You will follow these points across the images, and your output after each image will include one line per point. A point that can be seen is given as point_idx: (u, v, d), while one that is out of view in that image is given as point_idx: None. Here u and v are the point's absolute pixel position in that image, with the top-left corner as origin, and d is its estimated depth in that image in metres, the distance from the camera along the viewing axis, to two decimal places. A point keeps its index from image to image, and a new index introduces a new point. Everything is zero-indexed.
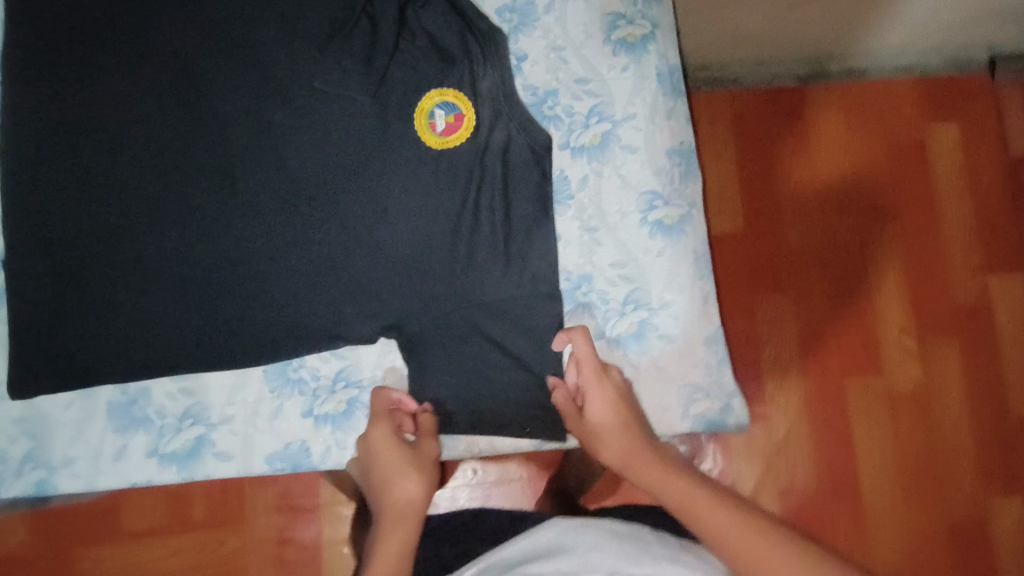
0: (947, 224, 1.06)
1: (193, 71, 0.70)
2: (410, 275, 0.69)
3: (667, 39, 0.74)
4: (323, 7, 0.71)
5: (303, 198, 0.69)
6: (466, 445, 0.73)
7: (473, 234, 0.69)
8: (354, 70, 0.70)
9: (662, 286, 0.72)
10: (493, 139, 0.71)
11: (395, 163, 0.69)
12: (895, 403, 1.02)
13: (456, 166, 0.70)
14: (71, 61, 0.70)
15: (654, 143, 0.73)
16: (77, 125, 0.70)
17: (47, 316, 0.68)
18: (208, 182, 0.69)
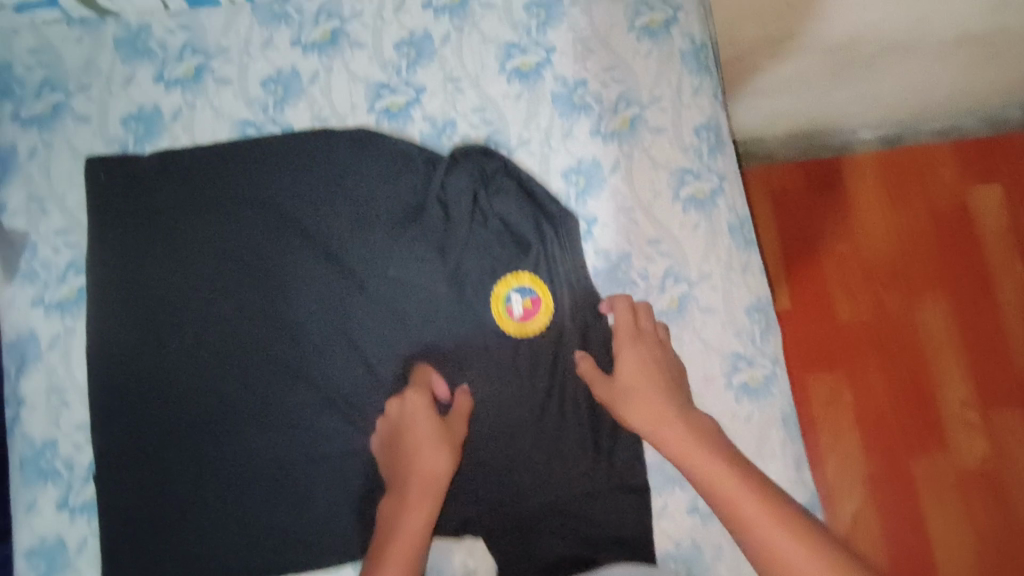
0: (998, 284, 1.12)
1: (272, 263, 0.72)
2: (497, 464, 0.68)
3: (735, 192, 0.75)
4: (393, 193, 0.73)
5: (384, 390, 0.69)
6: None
7: (562, 425, 0.69)
8: (424, 261, 0.71)
9: (755, 453, 0.69)
10: (572, 323, 0.71)
11: (476, 350, 0.70)
12: (964, 485, 1.04)
13: (539, 354, 0.70)
14: (155, 261, 0.72)
15: (734, 301, 0.72)
16: (161, 325, 0.71)
17: (139, 528, 0.67)
18: (295, 373, 0.70)
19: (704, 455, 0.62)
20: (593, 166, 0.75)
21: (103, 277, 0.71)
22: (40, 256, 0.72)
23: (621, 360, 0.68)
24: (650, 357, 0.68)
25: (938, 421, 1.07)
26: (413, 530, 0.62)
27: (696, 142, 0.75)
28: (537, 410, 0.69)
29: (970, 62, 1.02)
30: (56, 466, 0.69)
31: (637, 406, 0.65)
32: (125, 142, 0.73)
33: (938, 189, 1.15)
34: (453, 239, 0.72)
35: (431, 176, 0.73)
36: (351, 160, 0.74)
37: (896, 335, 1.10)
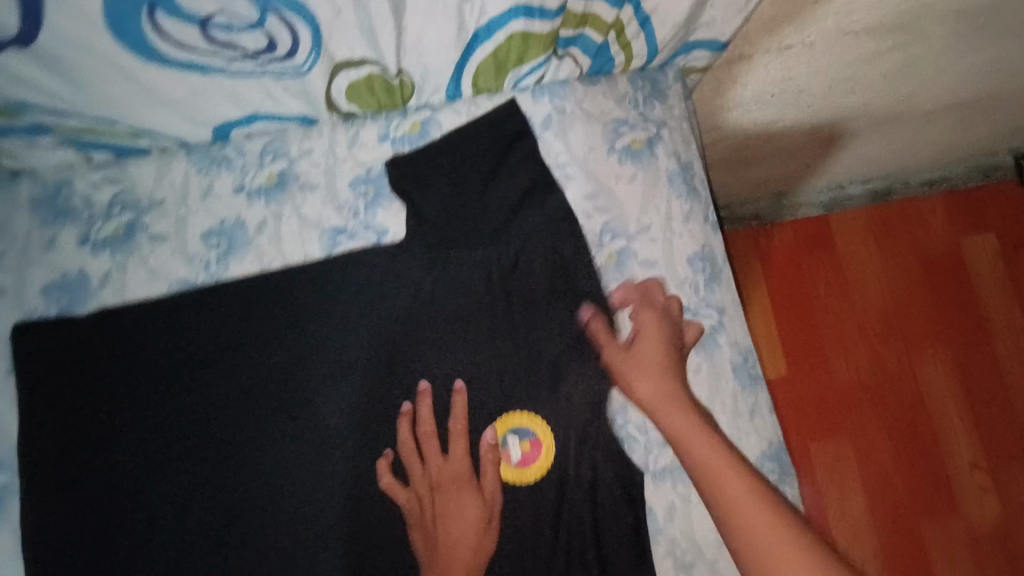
0: (1001, 337, 1.26)
1: (239, 423, 0.65)
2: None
3: (737, 327, 0.68)
4: (356, 332, 0.67)
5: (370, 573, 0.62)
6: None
7: None
8: (413, 350, 0.67)
9: None
10: (578, 475, 0.64)
11: (468, 512, 0.63)
12: (978, 543, 1.16)
13: (537, 505, 0.63)
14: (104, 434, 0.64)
15: (744, 454, 0.65)
16: (114, 510, 0.63)
17: None
18: (275, 551, 0.63)
19: (699, 440, 0.62)
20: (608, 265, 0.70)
21: (25, 458, 0.63)
22: None
23: (671, 424, 0.64)
24: (660, 342, 0.66)
25: (948, 480, 1.19)
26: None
27: (691, 274, 0.69)
28: (507, 521, 0.63)
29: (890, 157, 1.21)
30: None
31: (700, 450, 0.62)
32: (46, 314, 0.65)
33: (928, 242, 1.32)
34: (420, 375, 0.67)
35: (405, 309, 0.68)
36: (308, 317, 0.67)
37: (896, 386, 1.26)
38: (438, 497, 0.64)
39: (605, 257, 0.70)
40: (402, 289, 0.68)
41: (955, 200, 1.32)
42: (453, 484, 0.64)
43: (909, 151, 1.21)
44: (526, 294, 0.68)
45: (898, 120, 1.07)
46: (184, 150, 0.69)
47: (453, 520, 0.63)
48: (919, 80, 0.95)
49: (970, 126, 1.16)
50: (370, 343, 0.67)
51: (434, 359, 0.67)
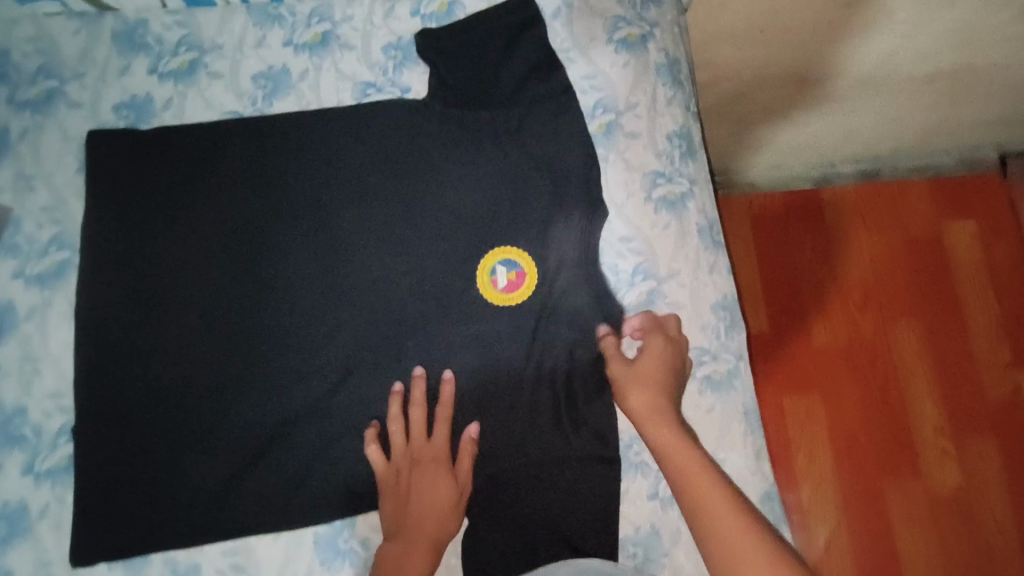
0: (969, 318, 1.30)
1: (264, 233, 0.75)
2: (477, 430, 0.72)
3: (705, 197, 0.79)
4: (373, 166, 0.77)
5: (372, 364, 0.73)
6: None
7: (535, 393, 0.73)
8: (415, 190, 0.77)
9: (714, 444, 0.73)
10: (556, 303, 0.75)
11: (458, 323, 0.74)
12: (936, 507, 1.20)
13: (520, 323, 0.74)
14: (150, 230, 0.74)
15: (700, 300, 0.75)
16: (153, 293, 0.73)
17: (120, 480, 0.70)
18: (287, 343, 0.73)
19: (717, 502, 0.60)
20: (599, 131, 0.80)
21: (79, 243, 0.74)
22: (24, 230, 0.74)
23: (670, 444, 0.65)
24: (659, 365, 0.70)
25: (910, 440, 1.24)
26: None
27: (669, 148, 0.79)
28: (493, 334, 0.74)
29: (887, 133, 1.25)
30: (24, 432, 0.70)
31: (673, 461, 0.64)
32: (115, 126, 0.77)
33: (908, 223, 1.35)
34: (417, 220, 0.76)
35: (416, 151, 0.78)
36: (332, 147, 0.77)
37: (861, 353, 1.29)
38: (414, 473, 0.70)
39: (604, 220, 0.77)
40: (416, 136, 0.78)
41: (942, 185, 1.35)
42: (432, 462, 0.70)
43: (905, 129, 1.24)
44: (508, 334, 0.74)
45: (898, 85, 1.11)
46: (246, 6, 0.81)
47: (427, 517, 0.68)
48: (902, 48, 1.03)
49: (967, 108, 1.20)
50: (386, 177, 0.77)
51: (438, 196, 0.77)
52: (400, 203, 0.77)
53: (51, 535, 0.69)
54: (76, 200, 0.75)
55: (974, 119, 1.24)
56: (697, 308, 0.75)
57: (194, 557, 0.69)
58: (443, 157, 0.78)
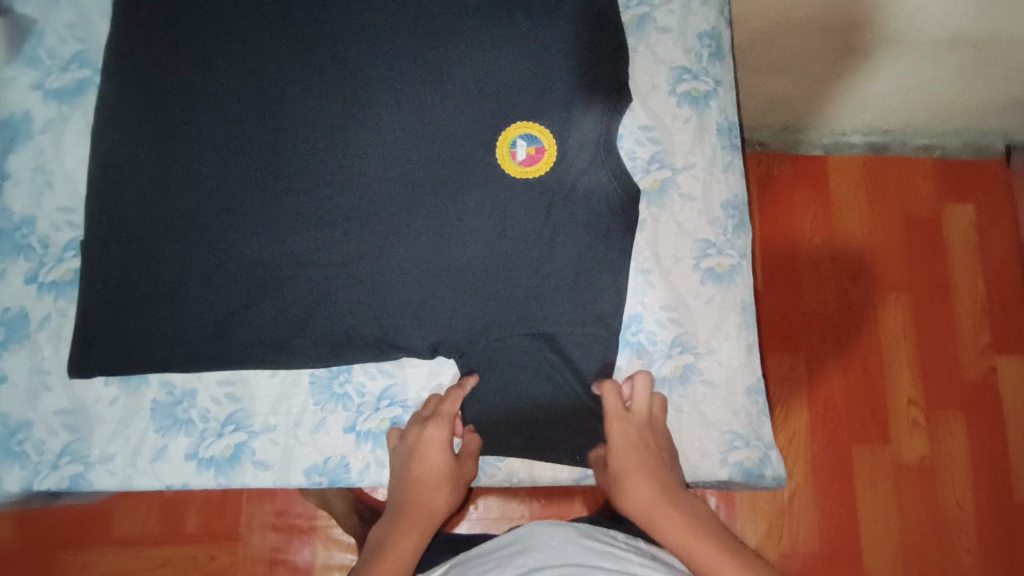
0: (958, 297, 1.29)
1: (287, 76, 0.75)
2: (481, 294, 0.73)
3: (727, 98, 0.79)
4: (406, 28, 0.77)
5: (382, 218, 0.73)
6: (506, 471, 0.73)
7: (544, 266, 0.73)
8: (445, 55, 0.77)
9: (709, 333, 0.73)
10: (570, 180, 0.75)
11: (473, 188, 0.75)
12: (900, 475, 1.20)
13: (533, 196, 0.75)
14: (174, 56, 0.74)
15: (711, 195, 0.76)
16: (173, 119, 0.73)
17: (124, 295, 0.70)
18: (300, 186, 0.74)
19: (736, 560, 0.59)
20: (634, 23, 0.81)
21: (104, 61, 0.74)
22: (46, 44, 0.74)
23: (677, 533, 0.61)
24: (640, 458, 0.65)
25: (883, 409, 1.23)
26: (403, 552, 0.63)
27: (698, 46, 0.80)
28: (504, 204, 0.75)
29: (915, 107, 1.21)
30: (31, 242, 0.70)
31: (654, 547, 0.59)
32: None
33: (909, 198, 1.33)
34: (443, 82, 0.76)
35: (448, 20, 0.78)
36: (366, 2, 0.77)
37: (847, 319, 1.27)
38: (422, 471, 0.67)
39: (629, 109, 0.78)
40: (451, 6, 0.78)
41: (944, 166, 1.34)
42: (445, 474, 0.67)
43: (930, 103, 1.20)
44: (528, 264, 0.73)
45: (940, 56, 1.06)
46: None
47: (420, 505, 0.66)
48: (918, 22, 0.99)
49: (997, 91, 1.17)
50: (414, 44, 0.77)
51: (467, 63, 0.77)
52: (429, 65, 0.77)
53: (47, 345, 0.69)
54: (101, 21, 0.75)
55: (999, 105, 1.21)
56: (707, 202, 0.76)
57: (191, 383, 0.70)
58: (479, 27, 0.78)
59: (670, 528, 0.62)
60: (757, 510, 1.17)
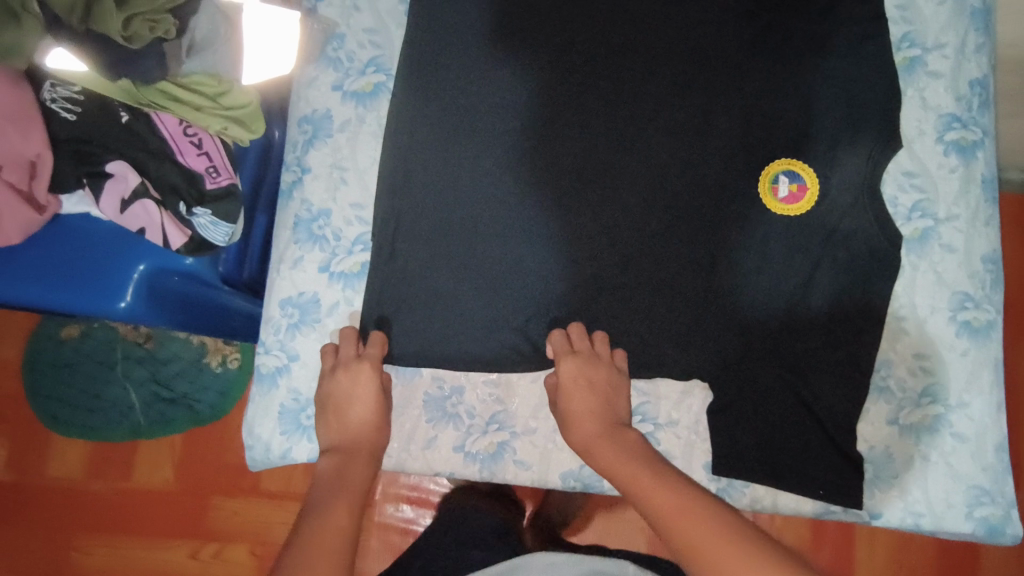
0: None
1: (560, 92, 0.78)
2: (735, 321, 0.75)
3: (992, 150, 0.79)
4: (678, 54, 0.79)
5: (643, 239, 0.76)
6: (753, 497, 0.76)
7: (800, 302, 0.75)
8: (713, 83, 0.79)
9: (961, 387, 0.74)
10: (831, 219, 0.76)
11: (735, 219, 0.77)
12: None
13: (793, 233, 0.76)
14: (461, 64, 0.78)
15: (972, 248, 0.76)
16: (456, 126, 0.77)
17: (404, 292, 0.74)
18: (568, 198, 0.77)
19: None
20: (908, 66, 0.80)
21: (399, 66, 0.78)
22: (346, 46, 0.78)
23: (668, 504, 0.60)
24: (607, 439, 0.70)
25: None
26: (358, 483, 0.64)
27: (969, 94, 0.79)
28: (762, 237, 0.77)
29: None
30: (325, 233, 0.75)
31: (685, 527, 0.57)
32: None
33: None
34: (706, 110, 0.79)
35: (718, 47, 0.80)
36: (641, 26, 0.80)
37: None
38: (580, 375, 0.71)
39: (897, 154, 0.78)
40: (722, 33, 0.80)
41: None
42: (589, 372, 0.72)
43: None
44: (784, 296, 0.75)
45: None
46: None
47: (581, 405, 0.72)
48: None
49: None
50: (687, 73, 0.79)
51: (734, 93, 0.79)
52: (696, 91, 0.79)
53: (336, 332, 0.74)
54: (395, 28, 0.79)
55: None
56: (966, 255, 0.76)
57: (459, 380, 0.75)
58: (750, 61, 0.80)
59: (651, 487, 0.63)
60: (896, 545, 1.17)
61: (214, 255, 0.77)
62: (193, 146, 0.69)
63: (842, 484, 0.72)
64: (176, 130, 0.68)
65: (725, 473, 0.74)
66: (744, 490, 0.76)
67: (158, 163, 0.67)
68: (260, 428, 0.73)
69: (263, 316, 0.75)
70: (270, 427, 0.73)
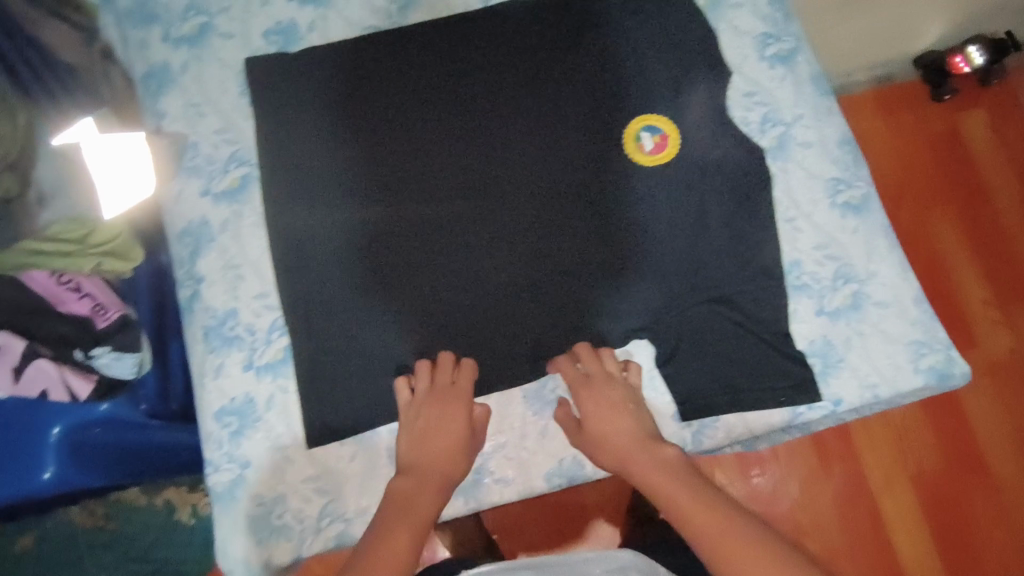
0: (996, 198, 1.32)
1: (421, 130, 0.81)
2: (653, 275, 0.78)
3: (810, 51, 0.86)
4: (515, 54, 0.83)
5: (546, 231, 0.79)
6: (726, 430, 0.78)
7: (702, 237, 0.78)
8: (558, 73, 0.83)
9: (866, 260, 0.79)
10: (701, 152, 0.80)
11: (619, 182, 0.80)
12: (994, 367, 1.24)
13: (671, 177, 0.80)
14: (319, 134, 0.79)
15: (824, 139, 0.83)
16: (333, 192, 0.78)
17: (333, 364, 0.74)
18: (461, 221, 0.79)
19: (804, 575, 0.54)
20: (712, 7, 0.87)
21: (260, 155, 0.79)
22: (202, 152, 0.79)
23: (689, 506, 0.62)
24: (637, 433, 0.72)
25: (965, 314, 1.26)
26: (427, 508, 0.65)
27: (771, 12, 0.87)
28: (651, 191, 0.80)
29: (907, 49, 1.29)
30: (238, 332, 0.74)
31: (707, 528, 0.60)
32: (268, 51, 0.83)
33: (926, 117, 1.35)
34: (558, 96, 0.82)
35: (546, 39, 0.83)
36: (470, 41, 0.83)
37: (910, 246, 1.28)
38: (594, 390, 0.74)
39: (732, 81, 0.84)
40: (549, 27, 0.84)
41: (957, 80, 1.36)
42: (602, 388, 0.74)
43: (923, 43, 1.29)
44: (686, 236, 0.79)
45: None
46: None
47: (609, 422, 0.73)
48: None
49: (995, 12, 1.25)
50: (521, 78, 0.82)
51: (580, 74, 0.83)
52: (542, 84, 0.82)
53: (280, 424, 0.73)
54: (245, 121, 0.81)
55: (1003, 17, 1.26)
56: (823, 146, 0.82)
57: None
58: (569, 58, 0.83)
59: (660, 484, 0.66)
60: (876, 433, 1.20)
61: (131, 394, 0.80)
62: (72, 292, 0.73)
63: (800, 385, 0.75)
64: (50, 284, 0.72)
65: (691, 417, 0.77)
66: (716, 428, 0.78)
67: (40, 322, 0.71)
68: (233, 547, 0.70)
69: (201, 434, 0.72)
70: (243, 543, 0.70)
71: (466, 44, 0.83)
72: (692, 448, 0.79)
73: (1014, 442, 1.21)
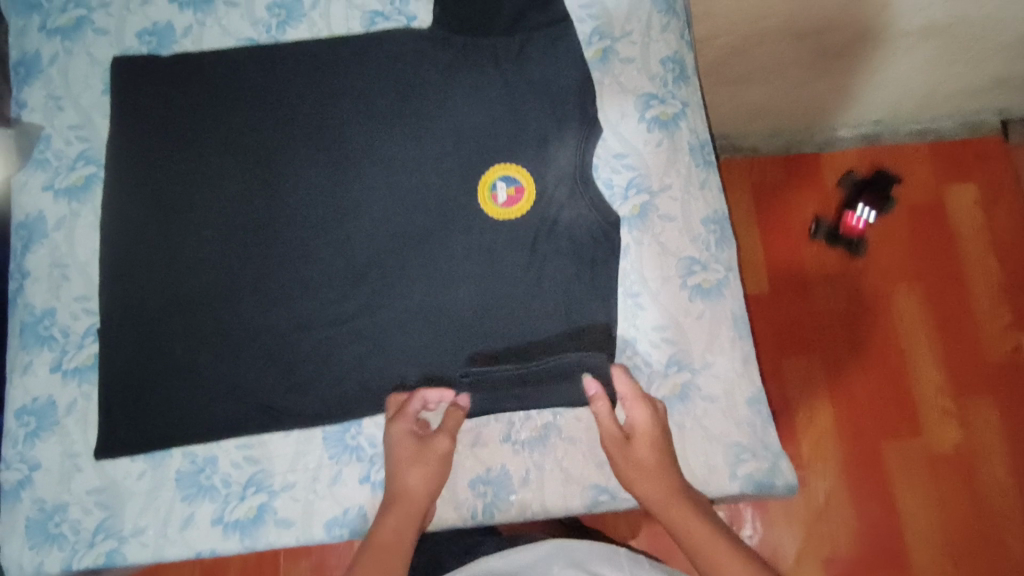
0: (972, 283, 1.16)
1: (273, 151, 0.79)
2: (475, 334, 0.75)
3: (697, 117, 0.81)
4: (381, 85, 0.81)
5: (377, 272, 0.77)
6: (520, 506, 0.74)
7: (533, 300, 0.75)
8: (421, 110, 0.80)
9: (704, 349, 0.74)
10: (551, 211, 0.77)
11: (460, 231, 0.77)
12: (935, 465, 1.09)
13: (515, 233, 0.77)
14: (169, 143, 0.79)
15: (690, 214, 0.78)
16: (172, 204, 0.78)
17: (134, 380, 0.74)
18: (292, 250, 0.77)
19: None
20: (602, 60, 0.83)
21: (109, 157, 0.79)
22: (53, 147, 0.80)
23: (705, 549, 0.63)
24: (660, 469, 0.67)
25: (909, 401, 1.12)
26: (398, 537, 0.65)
27: (662, 71, 0.82)
28: (491, 245, 0.77)
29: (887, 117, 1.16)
30: (53, 332, 0.76)
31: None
32: (138, 51, 0.82)
33: (910, 182, 1.20)
34: (417, 134, 0.80)
35: (415, 72, 0.81)
36: (339, 66, 0.81)
37: (862, 324, 1.15)
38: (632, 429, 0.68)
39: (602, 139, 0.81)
40: (422, 61, 0.81)
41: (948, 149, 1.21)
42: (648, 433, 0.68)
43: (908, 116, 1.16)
44: (518, 296, 0.76)
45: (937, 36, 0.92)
46: None
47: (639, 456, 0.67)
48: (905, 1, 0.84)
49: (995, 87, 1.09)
50: (383, 111, 0.80)
51: (443, 114, 0.80)
52: (404, 119, 0.80)
53: (77, 429, 0.74)
54: (102, 120, 0.81)
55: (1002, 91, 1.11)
56: (686, 222, 0.78)
57: (210, 451, 0.74)
58: (434, 95, 0.80)
59: (691, 526, 0.64)
60: (793, 512, 1.07)
61: None
62: None
63: None
64: None
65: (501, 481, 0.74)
66: (511, 503, 0.74)
67: None
68: (8, 547, 0.72)
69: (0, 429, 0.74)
70: (19, 544, 0.72)
71: (337, 68, 0.81)
72: (484, 520, 0.75)
73: (946, 554, 1.05)
